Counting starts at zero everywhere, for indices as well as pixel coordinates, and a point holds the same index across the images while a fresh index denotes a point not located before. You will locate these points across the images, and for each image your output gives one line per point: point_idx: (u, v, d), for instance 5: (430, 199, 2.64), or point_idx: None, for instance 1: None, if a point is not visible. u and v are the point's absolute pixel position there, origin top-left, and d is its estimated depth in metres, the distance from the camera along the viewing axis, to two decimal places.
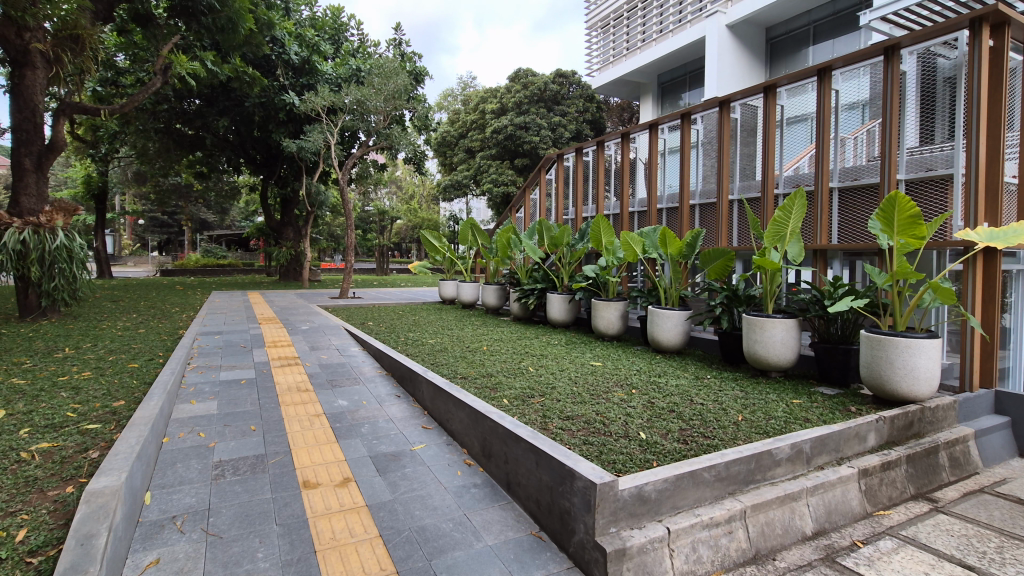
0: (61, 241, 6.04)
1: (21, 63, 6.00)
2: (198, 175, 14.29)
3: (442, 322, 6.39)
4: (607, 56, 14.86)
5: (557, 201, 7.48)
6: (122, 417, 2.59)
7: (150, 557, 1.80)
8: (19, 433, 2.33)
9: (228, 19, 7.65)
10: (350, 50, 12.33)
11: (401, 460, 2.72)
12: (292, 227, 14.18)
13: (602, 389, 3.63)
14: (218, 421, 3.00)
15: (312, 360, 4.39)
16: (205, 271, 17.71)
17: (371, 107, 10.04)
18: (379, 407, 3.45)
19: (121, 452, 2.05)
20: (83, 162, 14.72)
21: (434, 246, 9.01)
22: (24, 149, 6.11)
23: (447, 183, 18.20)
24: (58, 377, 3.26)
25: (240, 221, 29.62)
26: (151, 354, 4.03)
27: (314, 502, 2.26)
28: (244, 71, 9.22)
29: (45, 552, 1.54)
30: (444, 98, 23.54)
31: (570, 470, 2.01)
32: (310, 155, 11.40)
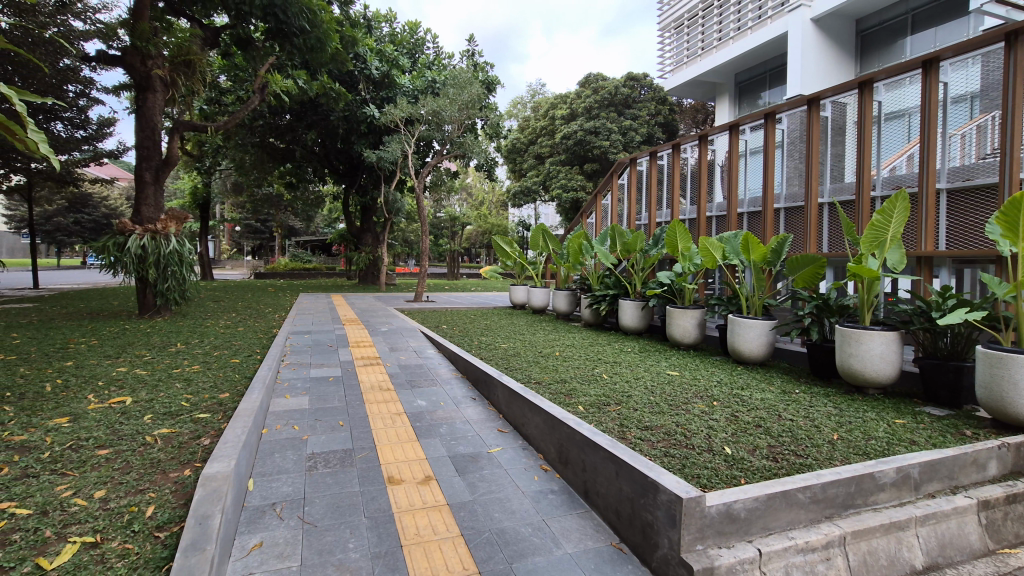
0: (173, 246, 6.67)
1: (144, 87, 6.70)
2: (288, 184, 15.35)
3: (514, 327, 6.44)
4: (681, 57, 14.47)
5: (631, 207, 7.31)
6: (228, 408, 2.82)
7: (255, 540, 1.93)
8: (143, 419, 2.60)
9: (317, 40, 8.20)
10: (425, 63, 12.79)
11: (479, 462, 2.76)
12: (371, 234, 14.85)
13: (681, 400, 3.50)
14: (310, 416, 3.19)
15: (392, 361, 4.57)
16: (292, 275, 18.98)
17: (445, 117, 10.35)
18: (456, 409, 3.53)
19: (230, 440, 2.22)
20: (190, 175, 16.24)
21: (505, 251, 9.12)
22: (145, 163, 6.80)
23: (516, 189, 18.40)
24: (173, 369, 3.60)
25: (324, 228, 31.60)
26: (250, 351, 4.36)
27: (399, 497, 2.34)
28: (330, 87, 9.81)
29: (170, 528, 1.69)
30: (513, 105, 23.84)
31: (654, 482, 1.95)
32: (388, 164, 11.91)
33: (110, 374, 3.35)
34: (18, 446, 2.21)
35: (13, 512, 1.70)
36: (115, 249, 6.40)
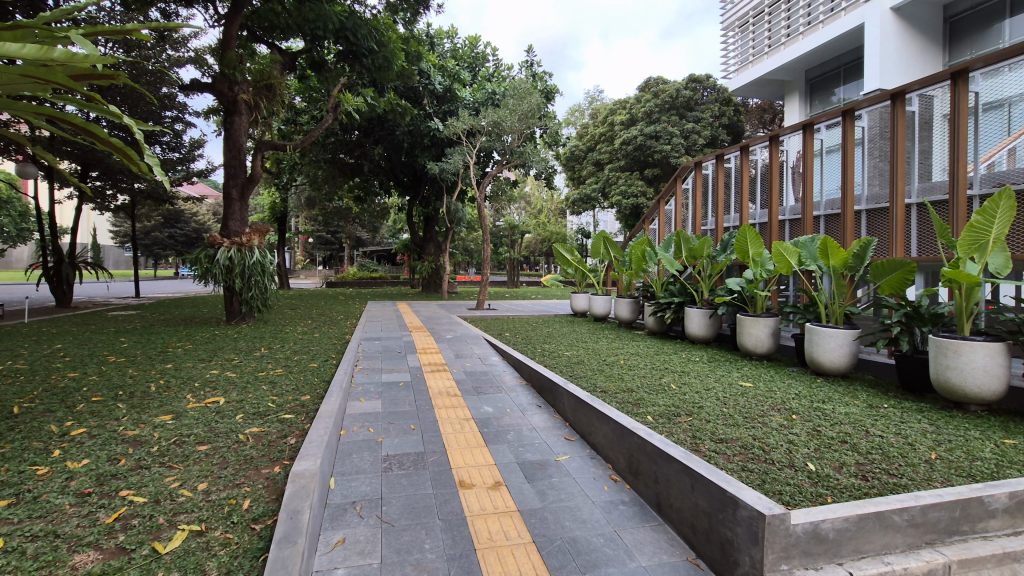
0: (257, 257, 7.09)
1: (231, 111, 7.25)
2: (356, 197, 16.08)
3: (577, 335, 6.39)
4: (746, 56, 13.98)
5: (696, 212, 7.08)
6: (310, 410, 2.98)
7: (338, 536, 2.03)
8: (236, 418, 2.79)
9: (384, 59, 8.58)
10: (485, 75, 13.06)
11: (548, 469, 2.76)
12: (433, 243, 15.25)
13: (757, 412, 3.34)
14: (384, 419, 3.31)
15: (458, 367, 4.68)
16: (360, 283, 19.81)
17: (506, 127, 10.50)
18: (522, 416, 3.55)
19: (314, 440, 2.35)
20: (269, 190, 17.39)
21: (566, 259, 9.10)
22: (233, 181, 7.35)
23: (575, 197, 18.34)
24: (259, 372, 3.84)
25: (389, 239, 32.85)
26: (326, 356, 4.59)
27: (470, 501, 2.38)
28: (397, 103, 10.22)
29: (265, 521, 1.80)
30: (571, 113, 23.82)
31: (732, 497, 1.87)
32: (450, 175, 12.23)
33: (205, 376, 3.63)
34: (132, 440, 2.44)
35: (132, 499, 1.88)
36: (206, 260, 6.90)
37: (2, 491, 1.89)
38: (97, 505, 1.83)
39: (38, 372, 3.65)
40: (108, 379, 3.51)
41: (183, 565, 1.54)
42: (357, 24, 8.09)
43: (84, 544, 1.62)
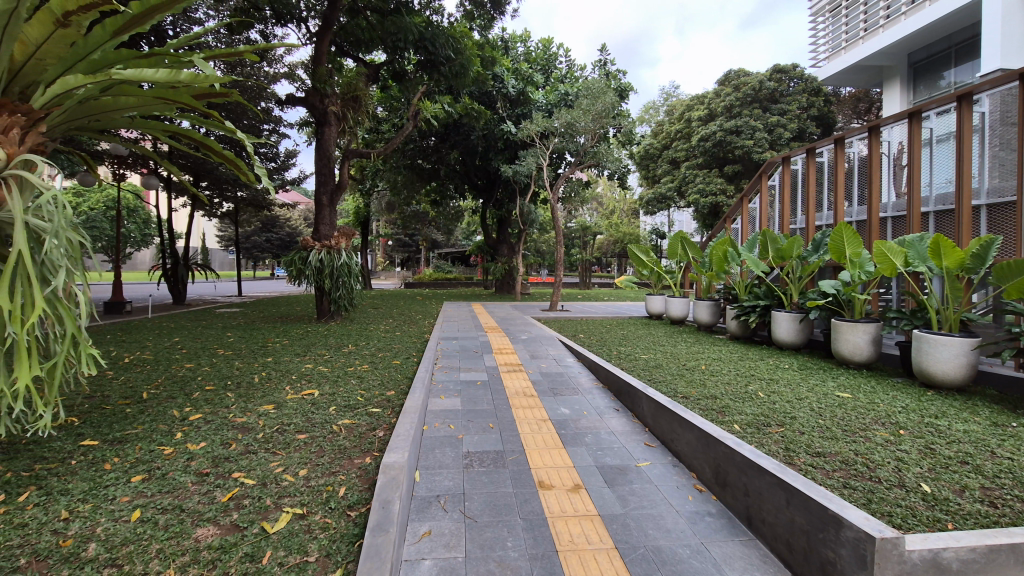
0: (344, 259, 7.49)
1: (322, 123, 7.72)
2: (432, 201, 16.60)
3: (654, 338, 6.21)
4: (838, 42, 13.01)
5: (783, 210, 6.66)
6: (395, 405, 3.11)
7: (424, 529, 2.09)
8: (329, 409, 2.98)
9: (460, 66, 8.80)
10: (558, 77, 13.05)
11: (628, 475, 2.69)
12: (506, 245, 15.42)
13: (858, 425, 3.08)
14: (464, 417, 3.38)
15: (534, 368, 4.70)
16: (436, 284, 20.43)
17: (580, 128, 10.42)
18: (600, 419, 3.49)
19: (401, 436, 2.44)
20: (353, 196, 18.37)
21: (641, 260, 8.88)
22: (323, 188, 7.80)
23: (650, 197, 17.85)
24: (348, 368, 4.07)
25: (463, 240, 33.67)
26: (408, 354, 4.78)
27: (551, 502, 2.38)
28: (472, 107, 10.47)
29: (359, 509, 1.90)
30: (646, 111, 23.24)
31: (835, 515, 1.74)
32: (523, 178, 12.32)
33: (300, 370, 3.88)
34: (241, 426, 2.66)
35: (243, 481, 2.05)
36: (299, 262, 7.38)
37: (137, 466, 2.13)
38: (214, 485, 2.01)
39: (162, 362, 4.07)
40: (219, 370, 3.85)
41: (288, 546, 1.65)
42: (436, 34, 8.29)
43: (205, 519, 1.78)
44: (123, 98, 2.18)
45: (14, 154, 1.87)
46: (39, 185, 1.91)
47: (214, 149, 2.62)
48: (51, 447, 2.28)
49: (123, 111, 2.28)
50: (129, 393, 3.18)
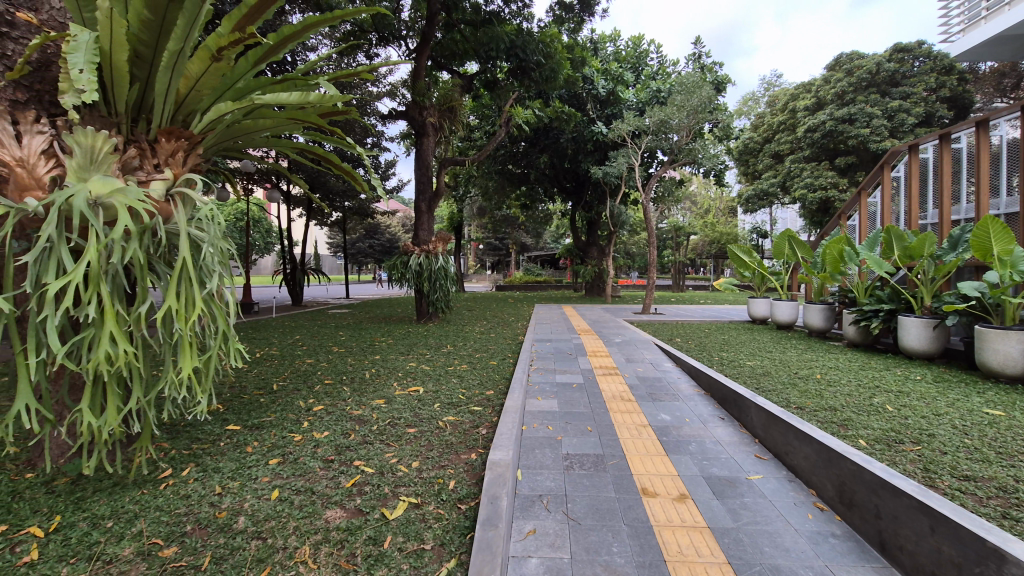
0: (441, 263, 7.74)
1: (421, 134, 8.14)
2: (522, 205, 16.82)
3: (759, 343, 5.84)
4: (977, 12, 11.51)
5: (910, 205, 5.98)
6: (496, 404, 3.20)
7: (529, 527, 2.11)
8: (434, 406, 3.12)
9: (550, 70, 8.86)
10: (650, 74, 12.71)
11: (738, 488, 2.53)
12: (596, 247, 15.24)
13: (1017, 448, 2.67)
14: (561, 418, 3.39)
15: (630, 372, 4.60)
16: (526, 287, 20.66)
17: (673, 125, 10.06)
18: (704, 427, 3.34)
19: (504, 436, 2.50)
20: (447, 203, 19.12)
21: (743, 261, 8.39)
22: (421, 196, 8.18)
23: (749, 193, 16.81)
24: (449, 367, 4.24)
25: (552, 244, 33.76)
26: (503, 354, 4.88)
27: (655, 510, 2.29)
28: (562, 110, 10.50)
29: (469, 502, 1.97)
30: (745, 103, 21.95)
31: (997, 549, 1.53)
32: (613, 179, 12.14)
33: (405, 368, 4.11)
34: (357, 418, 2.86)
35: (363, 469, 2.20)
36: (401, 266, 7.79)
37: (273, 451, 2.36)
38: (338, 471, 2.19)
39: (287, 357, 4.51)
40: (335, 366, 4.18)
41: (406, 532, 1.75)
42: (527, 41, 8.41)
43: (333, 502, 1.93)
44: (262, 120, 2.42)
45: (179, 174, 2.14)
46: (197, 200, 2.17)
47: (334, 162, 2.84)
48: (204, 430, 2.60)
49: (260, 132, 2.54)
50: (262, 384, 3.56)
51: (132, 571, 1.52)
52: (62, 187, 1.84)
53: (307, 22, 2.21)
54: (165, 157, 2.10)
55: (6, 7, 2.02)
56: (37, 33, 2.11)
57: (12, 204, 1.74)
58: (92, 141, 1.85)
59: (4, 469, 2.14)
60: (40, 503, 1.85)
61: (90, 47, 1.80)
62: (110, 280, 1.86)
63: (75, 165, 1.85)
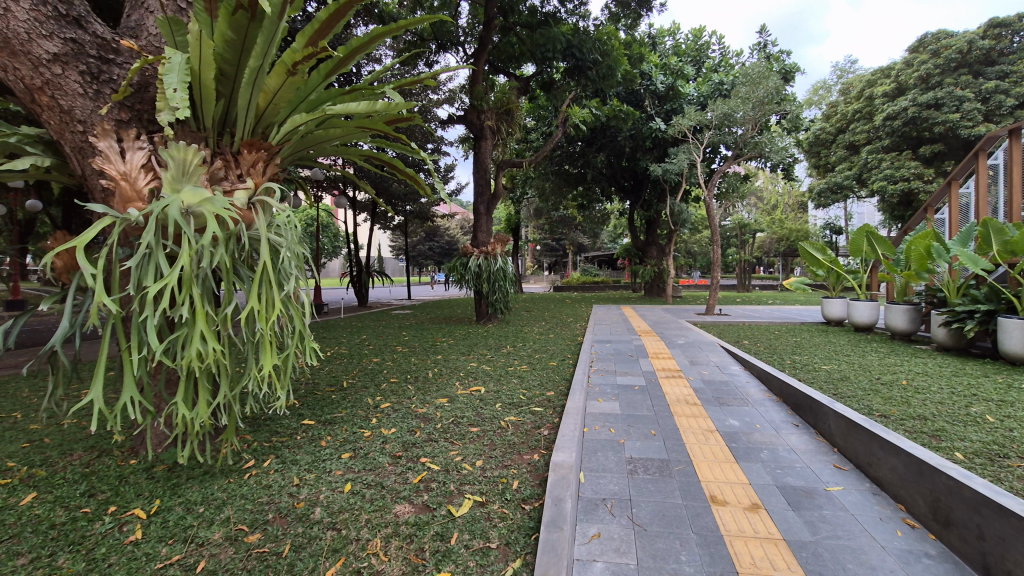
0: (500, 264, 7.80)
1: (479, 137, 8.26)
2: (579, 206, 16.70)
3: (835, 346, 5.50)
4: None
5: (1011, 195, 5.44)
6: (557, 405, 3.19)
7: (593, 530, 2.08)
8: (496, 406, 3.15)
9: (608, 68, 8.74)
10: (711, 67, 12.28)
11: (816, 499, 2.38)
12: (656, 246, 14.88)
13: None
14: (624, 421, 3.33)
15: (695, 375, 4.45)
16: (584, 288, 20.47)
17: (738, 118, 9.65)
18: (776, 434, 3.17)
19: (566, 438, 2.49)
20: (504, 205, 19.30)
21: (816, 259, 7.92)
22: (480, 199, 8.29)
23: (822, 187, 15.84)
24: (509, 367, 4.27)
25: (609, 244, 33.31)
26: (564, 355, 4.86)
27: (726, 520, 2.20)
28: (620, 108, 10.34)
29: (533, 503, 1.97)
30: (815, 93, 20.77)
31: None
32: (673, 176, 11.81)
33: (467, 367, 4.18)
34: (422, 416, 2.94)
35: (430, 466, 2.26)
36: (461, 268, 7.92)
37: (345, 445, 2.46)
38: (406, 467, 2.25)
39: (355, 356, 4.70)
40: (400, 365, 4.31)
41: (472, 530, 1.78)
42: (583, 40, 8.36)
43: (402, 497, 2.00)
44: (333, 130, 2.53)
45: (259, 184, 2.27)
46: (275, 206, 2.30)
47: (398, 167, 2.92)
48: (282, 423, 2.76)
49: (330, 141, 2.66)
50: (333, 381, 3.73)
51: (222, 555, 1.63)
52: (158, 198, 2.00)
53: (374, 33, 2.29)
54: (247, 167, 2.25)
55: (112, 37, 2.26)
56: (138, 57, 2.31)
57: (117, 214, 1.92)
58: (184, 155, 2.01)
59: (112, 456, 2.36)
60: (142, 488, 2.03)
61: (181, 68, 1.94)
62: (200, 283, 2.00)
63: (169, 177, 2.00)
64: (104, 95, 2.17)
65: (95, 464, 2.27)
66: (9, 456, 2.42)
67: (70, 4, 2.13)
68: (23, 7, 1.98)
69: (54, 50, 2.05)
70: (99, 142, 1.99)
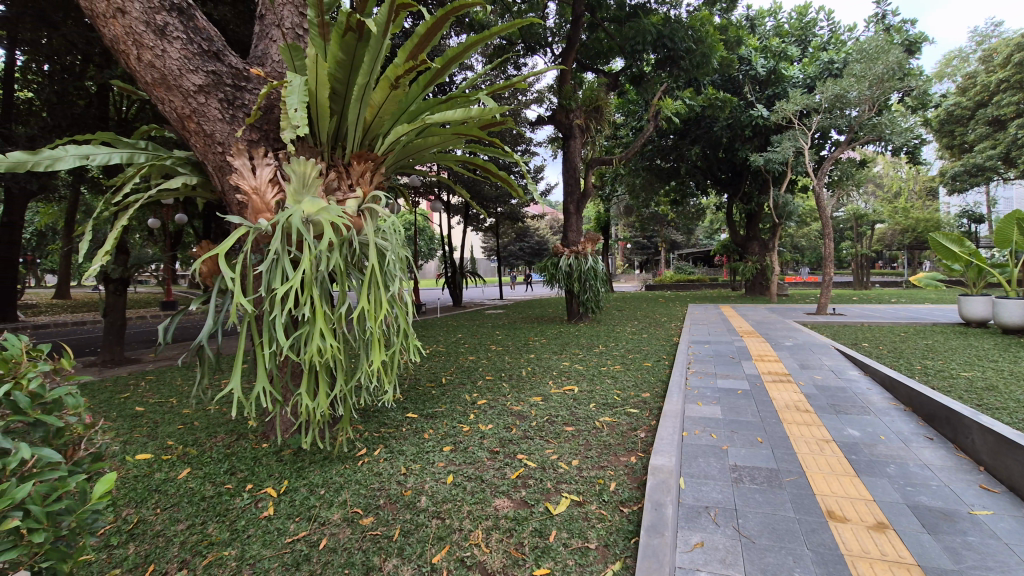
0: (591, 263, 7.71)
1: (568, 137, 8.25)
2: (672, 201, 16.10)
3: (977, 350, 4.83)
4: None
5: None
6: (654, 408, 3.11)
7: (696, 539, 1.99)
8: (590, 405, 3.14)
9: (702, 56, 8.34)
10: (819, 45, 11.31)
11: (959, 523, 2.10)
12: (758, 241, 13.93)
13: None
14: (726, 427, 3.16)
15: (806, 379, 4.12)
16: (678, 286, 19.70)
17: (852, 99, 8.79)
18: (906, 447, 2.85)
19: (665, 442, 2.41)
20: (593, 203, 19.10)
21: (952, 253, 7.01)
22: (570, 198, 8.28)
23: (957, 169, 13.95)
24: (602, 367, 4.23)
25: (706, 240, 31.76)
26: (659, 356, 4.72)
27: (847, 538, 2.01)
28: (716, 97, 9.83)
29: (632, 506, 1.94)
30: (947, 64, 18.38)
31: None
32: (777, 166, 11.01)
33: (559, 367, 4.20)
34: (517, 414, 3.00)
35: (527, 463, 2.30)
36: (552, 267, 7.95)
37: (446, 439, 2.57)
38: (504, 462, 2.31)
39: (452, 354, 4.88)
40: (494, 363, 4.42)
41: (570, 529, 1.78)
42: (675, 29, 8.05)
43: (501, 491, 2.05)
44: (432, 138, 2.65)
45: (367, 192, 2.45)
46: (381, 213, 2.45)
47: (492, 171, 2.98)
48: (389, 416, 2.95)
49: (428, 149, 2.79)
50: (433, 377, 3.92)
51: (340, 535, 1.78)
52: (283, 209, 2.22)
53: (468, 43, 2.38)
54: (357, 177, 2.42)
55: (244, 67, 2.53)
56: (265, 84, 2.58)
57: (250, 224, 2.15)
58: (304, 169, 2.22)
59: (248, 440, 2.66)
60: (272, 469, 2.26)
61: (301, 89, 2.13)
62: (319, 286, 2.18)
63: (292, 189, 2.21)
64: (238, 118, 2.44)
65: (235, 446, 2.57)
66: (168, 436, 2.81)
67: (211, 41, 2.43)
68: (175, 47, 2.30)
69: (199, 82, 2.35)
70: (235, 160, 2.25)
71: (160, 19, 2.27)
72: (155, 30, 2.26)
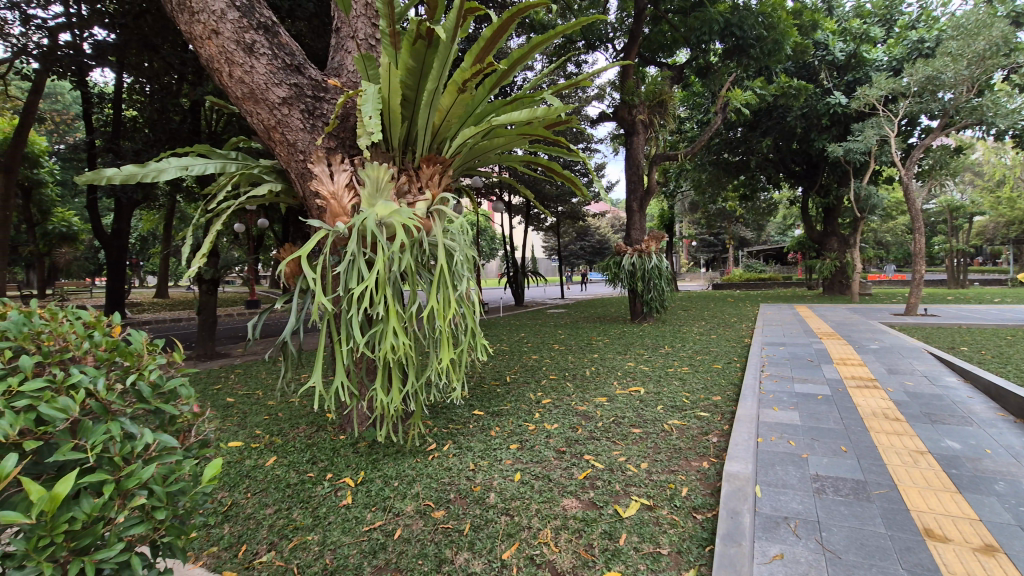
0: (655, 262, 7.52)
1: (631, 133, 8.08)
2: (741, 196, 15.41)
3: None
4: None
5: None
6: (726, 412, 3.00)
7: (775, 550, 1.90)
8: (657, 407, 3.07)
9: (774, 42, 7.92)
10: (906, 24, 10.45)
11: None
12: (837, 237, 13.05)
13: None
14: (806, 434, 2.99)
15: (895, 386, 3.82)
16: (748, 285, 18.80)
17: (946, 80, 8.04)
18: (1016, 463, 2.58)
19: (739, 448, 2.31)
20: (656, 199, 18.61)
21: None
22: (633, 196, 8.10)
23: None
24: (669, 368, 4.12)
25: (778, 236, 30.10)
26: (729, 358, 4.53)
27: (948, 559, 1.84)
28: (790, 86, 9.31)
29: (705, 512, 1.88)
30: None
31: None
32: (858, 156, 10.27)
33: (624, 367, 4.13)
34: (583, 414, 2.98)
35: (594, 463, 2.28)
36: (614, 267, 7.80)
37: (513, 437, 2.60)
38: (571, 462, 2.30)
39: (515, 353, 4.92)
40: (558, 362, 4.42)
41: (641, 533, 1.75)
42: (744, 16, 7.70)
43: (568, 491, 2.05)
44: (498, 139, 2.68)
45: (436, 194, 2.51)
46: (450, 214, 2.51)
47: (556, 171, 2.98)
48: (457, 412, 3.02)
49: (494, 150, 2.83)
50: (497, 376, 3.97)
51: (414, 526, 1.84)
52: (359, 212, 2.33)
53: (533, 43, 2.38)
54: (427, 180, 2.49)
55: (322, 78, 2.67)
56: (341, 93, 2.71)
57: (330, 227, 2.26)
58: (378, 173, 2.31)
59: (326, 431, 2.81)
60: (350, 460, 2.38)
61: (375, 97, 2.21)
62: (392, 285, 2.26)
63: (367, 194, 2.31)
64: (318, 127, 2.57)
65: (314, 437, 2.72)
66: (256, 426, 3.01)
67: (293, 55, 2.58)
68: (262, 63, 2.47)
69: (283, 95, 2.50)
70: (315, 166, 2.37)
71: (249, 37, 2.45)
72: (244, 48, 2.45)
